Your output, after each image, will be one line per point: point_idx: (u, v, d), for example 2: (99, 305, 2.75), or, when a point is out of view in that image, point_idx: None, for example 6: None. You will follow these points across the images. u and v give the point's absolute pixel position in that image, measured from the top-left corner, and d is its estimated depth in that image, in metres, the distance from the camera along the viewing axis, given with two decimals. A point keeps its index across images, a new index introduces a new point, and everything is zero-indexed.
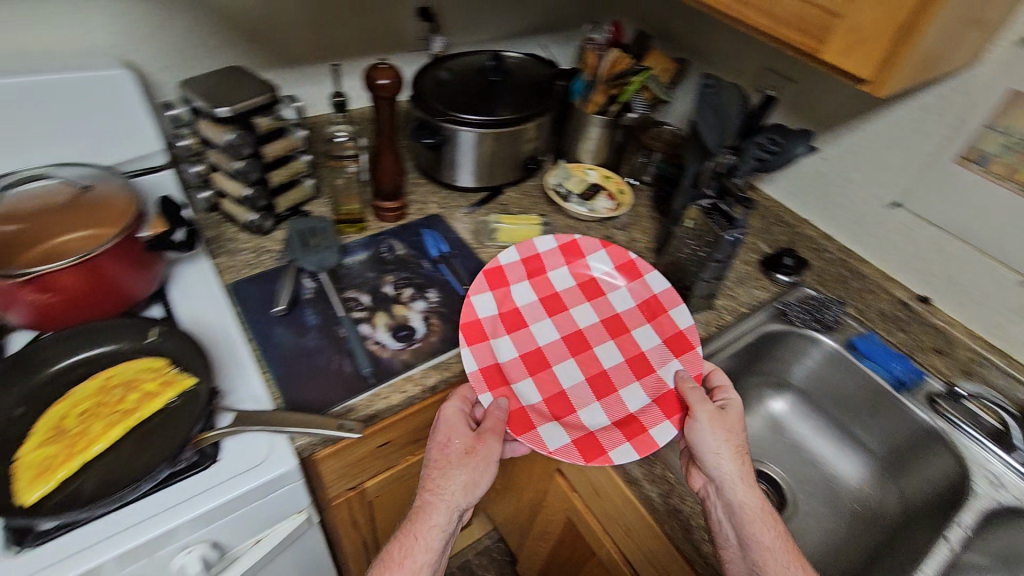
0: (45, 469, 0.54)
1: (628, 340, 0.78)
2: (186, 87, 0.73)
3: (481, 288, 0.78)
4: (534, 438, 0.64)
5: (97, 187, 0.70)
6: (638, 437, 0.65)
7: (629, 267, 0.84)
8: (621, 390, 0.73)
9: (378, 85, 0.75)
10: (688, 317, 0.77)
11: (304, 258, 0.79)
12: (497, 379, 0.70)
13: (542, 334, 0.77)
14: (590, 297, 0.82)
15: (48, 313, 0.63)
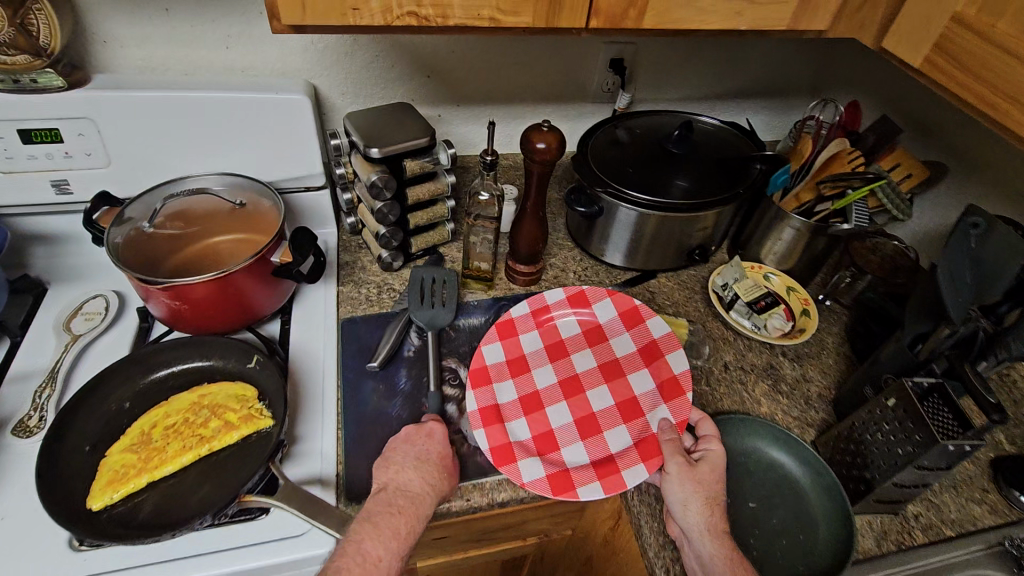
0: (119, 477, 0.56)
1: (623, 383, 0.71)
2: (351, 120, 0.73)
3: (492, 335, 0.74)
4: (512, 469, 0.61)
5: (249, 207, 0.74)
6: (605, 478, 0.61)
7: (631, 316, 0.77)
8: (605, 432, 0.66)
9: (534, 148, 0.67)
10: (685, 364, 0.71)
11: (417, 313, 0.75)
12: (491, 417, 0.66)
13: (540, 376, 0.71)
14: (591, 342, 0.75)
15: (180, 316, 0.67)
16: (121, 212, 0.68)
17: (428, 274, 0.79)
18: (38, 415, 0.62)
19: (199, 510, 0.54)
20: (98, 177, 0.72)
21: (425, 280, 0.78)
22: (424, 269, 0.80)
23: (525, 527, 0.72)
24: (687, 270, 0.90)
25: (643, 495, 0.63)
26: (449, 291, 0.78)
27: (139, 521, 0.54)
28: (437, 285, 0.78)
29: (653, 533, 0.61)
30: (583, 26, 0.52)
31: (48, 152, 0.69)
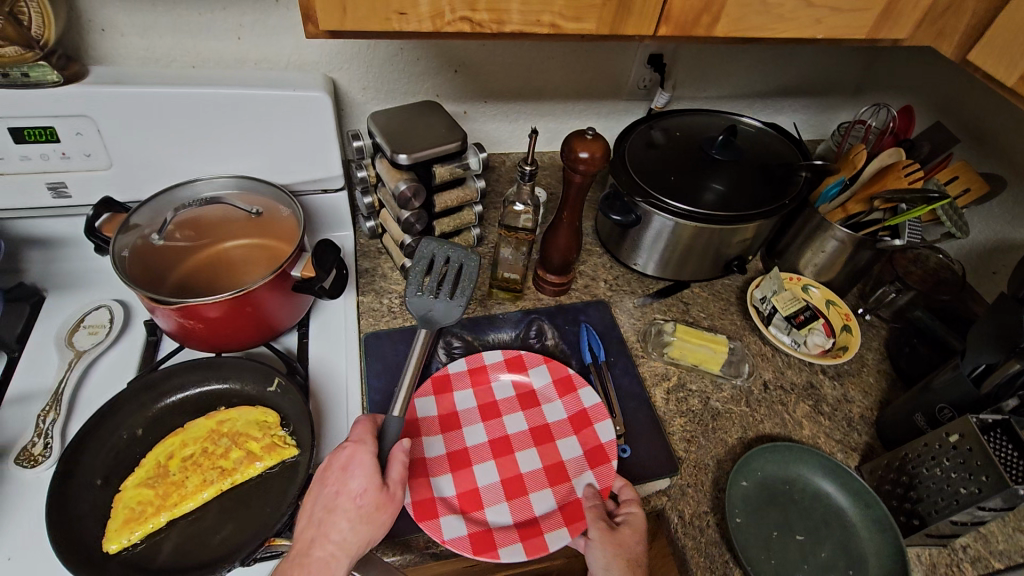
0: (136, 515, 0.52)
1: (553, 447, 0.63)
2: (374, 120, 0.68)
3: (427, 387, 0.66)
4: (432, 525, 0.54)
5: (266, 215, 0.69)
6: (529, 540, 0.55)
7: (564, 382, 0.68)
8: (531, 494, 0.59)
9: (577, 158, 0.62)
10: (612, 433, 0.63)
11: (415, 301, 0.64)
12: (414, 471, 0.59)
13: (470, 433, 0.63)
14: (524, 406, 0.67)
15: (190, 333, 0.62)
16: (126, 218, 0.63)
17: (448, 251, 0.66)
18: (42, 441, 0.57)
19: (224, 552, 0.51)
20: (98, 179, 0.66)
21: (436, 258, 0.65)
22: (443, 244, 0.66)
23: (558, 551, 0.70)
24: (720, 280, 0.87)
25: (688, 527, 0.61)
26: (466, 283, 0.64)
27: (160, 564, 0.50)
28: (450, 271, 0.65)
29: (700, 569, 0.58)
30: (650, 33, 0.47)
31: (42, 152, 0.62)
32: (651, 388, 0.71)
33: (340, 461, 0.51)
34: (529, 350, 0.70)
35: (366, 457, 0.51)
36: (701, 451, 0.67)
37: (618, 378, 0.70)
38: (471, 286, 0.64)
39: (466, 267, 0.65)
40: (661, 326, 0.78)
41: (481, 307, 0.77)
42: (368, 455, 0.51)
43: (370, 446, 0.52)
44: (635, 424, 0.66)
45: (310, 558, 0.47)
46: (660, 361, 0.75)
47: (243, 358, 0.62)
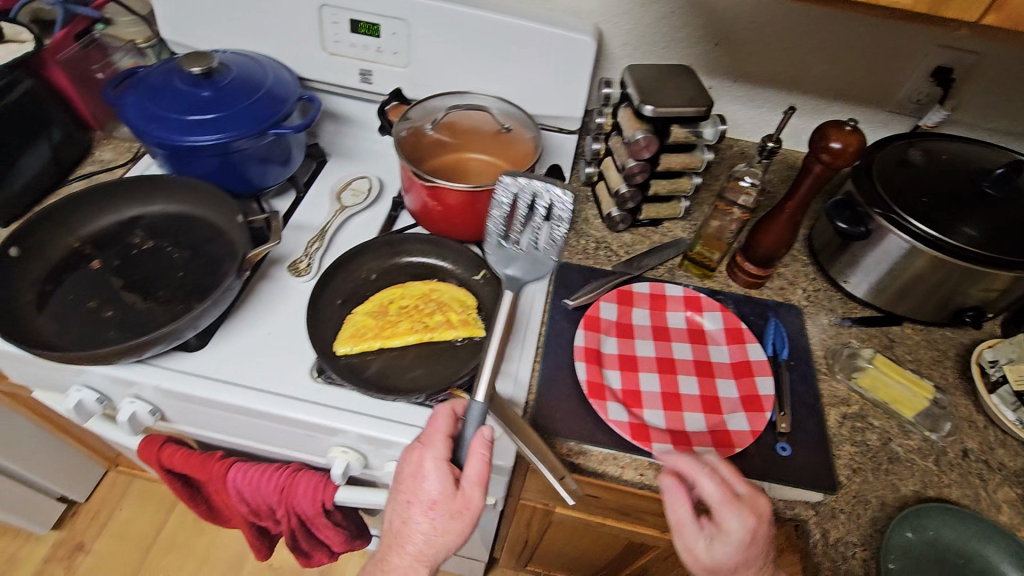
0: (359, 334, 0.64)
1: (712, 383, 0.66)
2: (630, 72, 0.72)
3: (612, 294, 0.71)
4: (599, 403, 0.62)
5: (513, 133, 0.77)
6: (679, 445, 0.60)
7: (735, 335, 0.69)
8: (685, 411, 0.63)
9: (827, 147, 0.60)
10: (772, 389, 0.64)
11: (496, 255, 0.67)
12: (591, 359, 0.66)
13: (642, 346, 0.68)
14: (693, 341, 0.70)
15: (428, 215, 0.74)
16: (408, 110, 0.75)
17: (537, 186, 0.63)
18: (306, 261, 0.73)
19: (413, 387, 0.62)
20: (394, 75, 0.80)
21: (527, 203, 0.64)
22: (529, 183, 0.63)
23: (674, 522, 0.70)
24: (941, 329, 0.78)
25: (831, 549, 0.57)
26: (555, 227, 0.64)
27: (366, 376, 0.62)
28: (543, 218, 0.64)
29: None
30: (971, 20, 0.44)
31: (366, 43, 0.78)
32: (827, 406, 0.67)
33: (411, 467, 0.54)
34: (709, 298, 0.73)
35: (431, 464, 0.53)
36: (865, 485, 0.62)
37: (794, 382, 0.67)
38: (561, 231, 0.64)
39: (558, 207, 0.63)
40: (855, 350, 0.72)
41: (669, 274, 0.79)
42: (432, 464, 0.52)
43: (438, 451, 0.53)
44: (801, 430, 0.64)
45: (407, 539, 0.54)
46: (844, 384, 0.70)
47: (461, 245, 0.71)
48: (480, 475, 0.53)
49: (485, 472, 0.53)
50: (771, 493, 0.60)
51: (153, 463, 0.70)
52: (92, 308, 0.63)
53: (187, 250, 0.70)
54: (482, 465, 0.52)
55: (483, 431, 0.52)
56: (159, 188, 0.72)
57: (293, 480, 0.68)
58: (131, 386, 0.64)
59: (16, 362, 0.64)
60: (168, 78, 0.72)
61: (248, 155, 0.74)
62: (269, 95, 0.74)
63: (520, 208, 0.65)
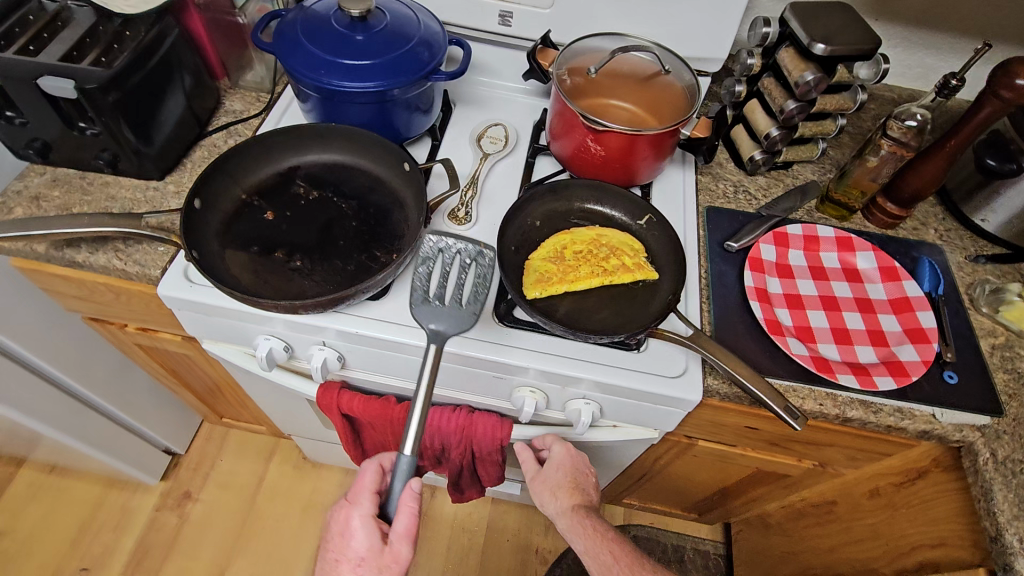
0: (545, 279, 0.66)
1: (874, 318, 0.69)
2: (792, 11, 0.71)
3: (768, 237, 0.74)
4: (781, 339, 0.65)
5: (667, 79, 0.76)
6: (859, 375, 0.64)
7: (889, 273, 0.72)
8: (856, 345, 0.67)
9: (1010, 85, 0.61)
10: (934, 322, 0.68)
11: (421, 310, 0.63)
12: (762, 299, 0.68)
13: (804, 285, 0.71)
14: (850, 279, 0.72)
15: (580, 159, 0.75)
16: (563, 54, 0.75)
17: (458, 245, 0.68)
18: (464, 210, 0.73)
19: (603, 328, 0.63)
20: (537, 18, 0.79)
21: (447, 263, 0.66)
22: (451, 243, 0.67)
23: (822, 448, 0.75)
24: None
25: (1002, 466, 0.62)
26: (479, 285, 0.65)
27: (557, 319, 0.64)
28: (464, 275, 0.65)
29: (1008, 503, 0.60)
30: None
31: None
32: (978, 338, 0.71)
33: (340, 527, 0.64)
34: (859, 238, 0.75)
35: (357, 521, 0.63)
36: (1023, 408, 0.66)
37: (949, 316, 0.71)
38: (489, 286, 0.65)
39: (481, 266, 0.66)
40: (1000, 286, 0.75)
41: (808, 216, 0.80)
42: (360, 519, 0.63)
43: (362, 510, 0.64)
44: (962, 360, 0.67)
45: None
46: (988, 317, 0.73)
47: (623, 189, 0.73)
48: (407, 528, 0.62)
49: (411, 524, 0.62)
50: (943, 417, 0.64)
51: (330, 410, 0.73)
52: (280, 258, 0.64)
53: (353, 200, 0.70)
54: (409, 519, 0.62)
55: (411, 485, 0.60)
56: (314, 138, 0.72)
57: (471, 422, 0.72)
58: (319, 334, 0.65)
59: (204, 314, 0.65)
60: (326, 21, 0.71)
61: (401, 98, 0.71)
62: (423, 42, 0.71)
63: (442, 268, 0.66)
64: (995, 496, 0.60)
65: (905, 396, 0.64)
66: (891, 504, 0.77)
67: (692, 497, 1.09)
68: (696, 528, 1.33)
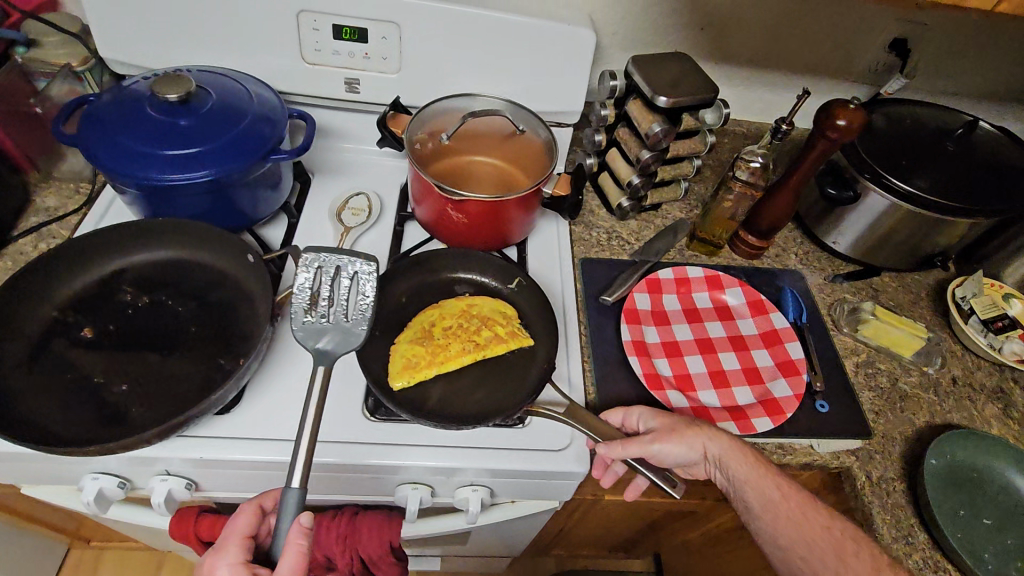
0: (412, 364, 0.62)
1: (747, 355, 0.70)
2: (633, 62, 0.72)
3: (642, 285, 0.75)
4: (661, 394, 0.65)
5: (526, 136, 0.75)
6: (739, 420, 0.64)
7: (757, 306, 0.75)
8: (733, 386, 0.67)
9: (834, 124, 0.65)
10: (801, 352, 0.70)
11: (303, 330, 0.58)
12: (640, 352, 0.68)
13: (679, 331, 0.72)
14: (722, 318, 0.74)
15: (445, 224, 0.72)
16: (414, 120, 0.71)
17: (340, 260, 0.61)
18: None
19: (483, 409, 0.60)
20: (386, 81, 0.75)
21: (328, 276, 0.60)
22: (335, 256, 0.61)
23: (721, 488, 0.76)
24: (910, 275, 0.88)
25: (876, 487, 0.64)
26: (363, 300, 0.60)
27: (429, 408, 0.59)
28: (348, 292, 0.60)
29: (886, 525, 0.62)
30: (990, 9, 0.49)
31: (351, 50, 0.72)
32: (843, 359, 0.74)
33: None
34: (728, 274, 0.78)
35: (225, 570, 0.50)
36: (889, 425, 0.69)
37: (815, 343, 0.74)
38: (371, 301, 0.60)
39: (364, 281, 0.61)
40: (856, 305, 0.80)
41: (679, 256, 0.81)
42: (225, 567, 0.50)
43: (230, 555, 0.51)
44: (831, 385, 0.70)
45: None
46: (850, 337, 0.77)
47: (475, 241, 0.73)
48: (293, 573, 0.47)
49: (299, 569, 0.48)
50: (820, 448, 0.65)
51: (190, 540, 0.64)
52: (101, 383, 0.56)
53: (192, 301, 0.63)
54: (297, 560, 0.48)
55: (300, 519, 0.48)
56: (142, 234, 0.64)
57: (353, 528, 0.66)
58: (158, 463, 0.57)
59: (10, 462, 0.55)
60: (137, 105, 0.63)
61: (239, 181, 0.65)
62: (257, 119, 0.66)
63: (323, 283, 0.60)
64: (874, 521, 0.62)
65: (784, 433, 0.65)
66: None
67: (614, 539, 1.06)
68: (630, 565, 1.31)
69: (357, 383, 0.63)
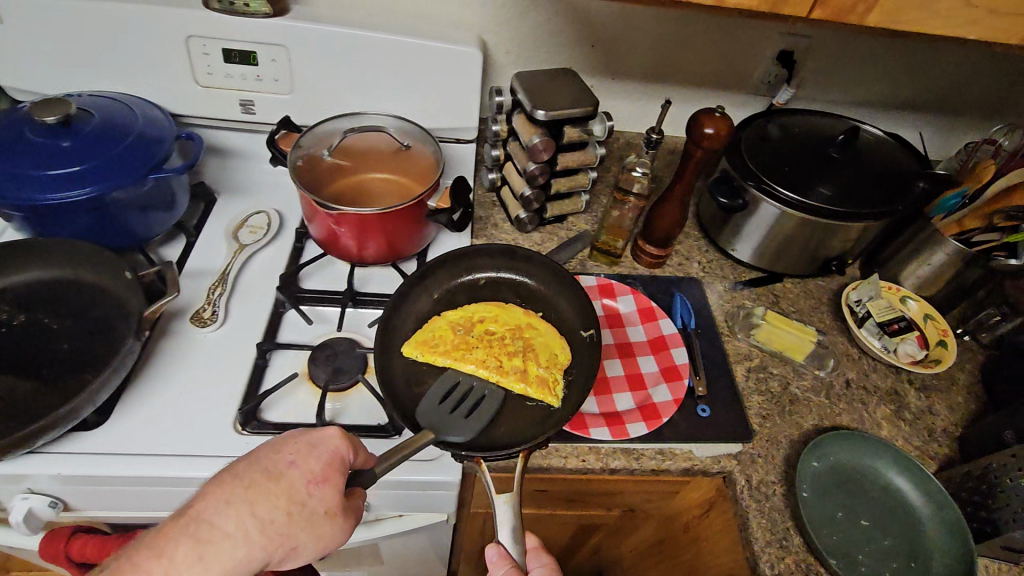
0: (435, 347, 0.68)
1: (631, 361, 0.72)
2: (516, 79, 0.75)
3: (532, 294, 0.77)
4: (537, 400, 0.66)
5: (413, 149, 0.77)
6: (613, 425, 0.65)
7: (647, 313, 0.77)
8: (614, 392, 0.68)
9: (702, 133, 0.67)
10: (686, 357, 0.71)
11: (425, 412, 0.59)
12: None
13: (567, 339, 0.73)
14: (612, 326, 0.76)
15: (337, 243, 0.74)
16: (299, 138, 0.73)
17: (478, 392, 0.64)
18: (210, 309, 0.70)
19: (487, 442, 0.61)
20: (280, 102, 0.78)
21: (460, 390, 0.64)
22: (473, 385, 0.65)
23: (618, 498, 0.76)
24: (813, 280, 0.89)
25: (754, 491, 0.64)
26: (484, 414, 0.61)
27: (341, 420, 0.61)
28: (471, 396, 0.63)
29: (760, 530, 0.61)
30: (804, 15, 0.51)
31: (243, 73, 0.75)
32: (733, 364, 0.75)
33: (294, 458, 0.48)
34: (623, 283, 0.80)
35: (321, 478, 0.48)
36: (775, 428, 0.69)
37: (704, 348, 0.75)
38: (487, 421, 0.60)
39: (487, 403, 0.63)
40: (750, 310, 0.81)
41: (579, 266, 0.83)
42: (320, 473, 0.48)
43: (337, 470, 0.49)
44: (716, 389, 0.71)
45: (213, 533, 0.44)
46: (745, 342, 0.77)
47: (544, 258, 0.76)
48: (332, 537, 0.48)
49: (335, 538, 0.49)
50: (699, 452, 0.66)
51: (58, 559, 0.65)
52: None
53: (69, 319, 0.63)
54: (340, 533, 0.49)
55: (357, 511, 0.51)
56: (27, 254, 0.66)
57: None
58: (23, 481, 0.57)
59: None
60: (18, 129, 0.65)
61: (120, 202, 0.67)
62: (140, 139, 0.68)
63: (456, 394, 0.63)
64: (747, 525, 0.62)
65: (661, 438, 0.65)
66: (692, 538, 0.75)
67: None
68: None
69: (233, 397, 0.64)
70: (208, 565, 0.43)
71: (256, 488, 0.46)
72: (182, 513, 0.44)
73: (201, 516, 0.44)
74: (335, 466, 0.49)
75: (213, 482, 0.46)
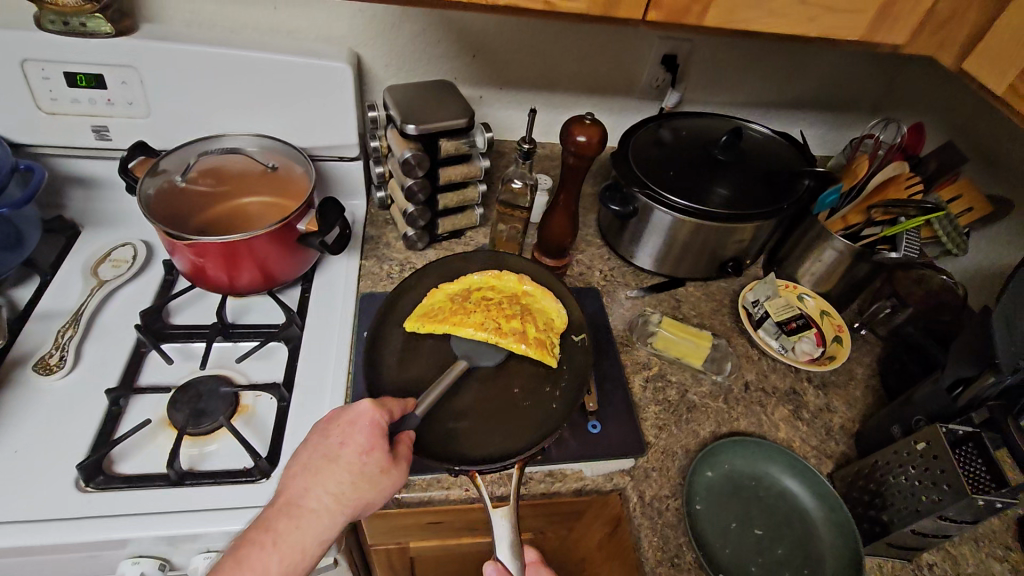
0: (434, 313, 0.67)
1: None
2: (389, 92, 0.72)
3: None
4: None
5: (281, 169, 0.73)
6: None
7: None
8: None
9: (575, 141, 0.65)
10: None
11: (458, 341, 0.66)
12: None
13: None
14: None
15: (205, 275, 0.68)
16: (153, 165, 0.68)
17: None
18: (58, 354, 0.64)
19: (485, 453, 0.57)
20: (137, 127, 0.73)
21: None
22: None
23: (522, 523, 0.72)
24: (716, 282, 0.88)
25: (646, 507, 0.62)
26: None
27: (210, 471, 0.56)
28: None
29: (652, 549, 0.59)
30: (642, 16, 0.50)
31: (91, 97, 0.69)
32: (630, 374, 0.73)
33: (341, 430, 0.48)
34: None
35: (371, 432, 0.48)
36: (671, 439, 0.67)
37: (598, 361, 0.72)
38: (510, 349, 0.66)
39: None
40: (647, 317, 0.79)
41: None
42: (369, 432, 0.48)
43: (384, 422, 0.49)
44: (609, 403, 0.68)
45: (303, 512, 0.45)
46: (644, 351, 0.76)
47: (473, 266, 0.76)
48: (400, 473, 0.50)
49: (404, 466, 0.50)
50: (590, 471, 0.63)
51: None
52: None
53: None
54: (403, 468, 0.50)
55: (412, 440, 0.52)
56: None
57: None
58: None
59: None
60: None
61: None
62: None
63: None
64: (639, 543, 0.59)
65: (550, 458, 0.62)
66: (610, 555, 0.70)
67: None
68: None
69: (76, 450, 0.58)
70: (303, 534, 0.45)
71: (314, 464, 0.47)
72: (276, 497, 0.46)
73: (292, 499, 0.46)
74: (378, 420, 0.49)
75: (285, 475, 0.47)
